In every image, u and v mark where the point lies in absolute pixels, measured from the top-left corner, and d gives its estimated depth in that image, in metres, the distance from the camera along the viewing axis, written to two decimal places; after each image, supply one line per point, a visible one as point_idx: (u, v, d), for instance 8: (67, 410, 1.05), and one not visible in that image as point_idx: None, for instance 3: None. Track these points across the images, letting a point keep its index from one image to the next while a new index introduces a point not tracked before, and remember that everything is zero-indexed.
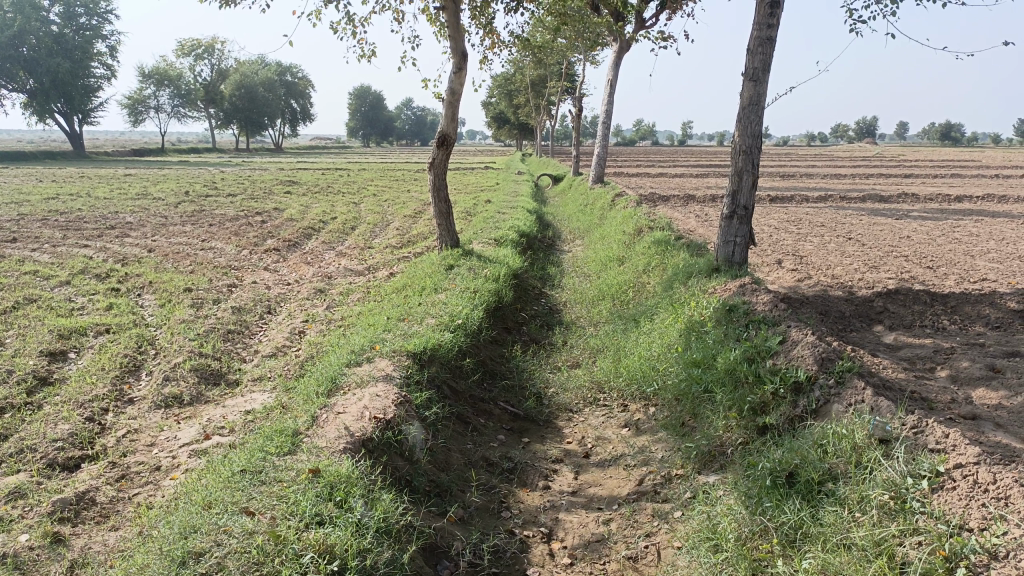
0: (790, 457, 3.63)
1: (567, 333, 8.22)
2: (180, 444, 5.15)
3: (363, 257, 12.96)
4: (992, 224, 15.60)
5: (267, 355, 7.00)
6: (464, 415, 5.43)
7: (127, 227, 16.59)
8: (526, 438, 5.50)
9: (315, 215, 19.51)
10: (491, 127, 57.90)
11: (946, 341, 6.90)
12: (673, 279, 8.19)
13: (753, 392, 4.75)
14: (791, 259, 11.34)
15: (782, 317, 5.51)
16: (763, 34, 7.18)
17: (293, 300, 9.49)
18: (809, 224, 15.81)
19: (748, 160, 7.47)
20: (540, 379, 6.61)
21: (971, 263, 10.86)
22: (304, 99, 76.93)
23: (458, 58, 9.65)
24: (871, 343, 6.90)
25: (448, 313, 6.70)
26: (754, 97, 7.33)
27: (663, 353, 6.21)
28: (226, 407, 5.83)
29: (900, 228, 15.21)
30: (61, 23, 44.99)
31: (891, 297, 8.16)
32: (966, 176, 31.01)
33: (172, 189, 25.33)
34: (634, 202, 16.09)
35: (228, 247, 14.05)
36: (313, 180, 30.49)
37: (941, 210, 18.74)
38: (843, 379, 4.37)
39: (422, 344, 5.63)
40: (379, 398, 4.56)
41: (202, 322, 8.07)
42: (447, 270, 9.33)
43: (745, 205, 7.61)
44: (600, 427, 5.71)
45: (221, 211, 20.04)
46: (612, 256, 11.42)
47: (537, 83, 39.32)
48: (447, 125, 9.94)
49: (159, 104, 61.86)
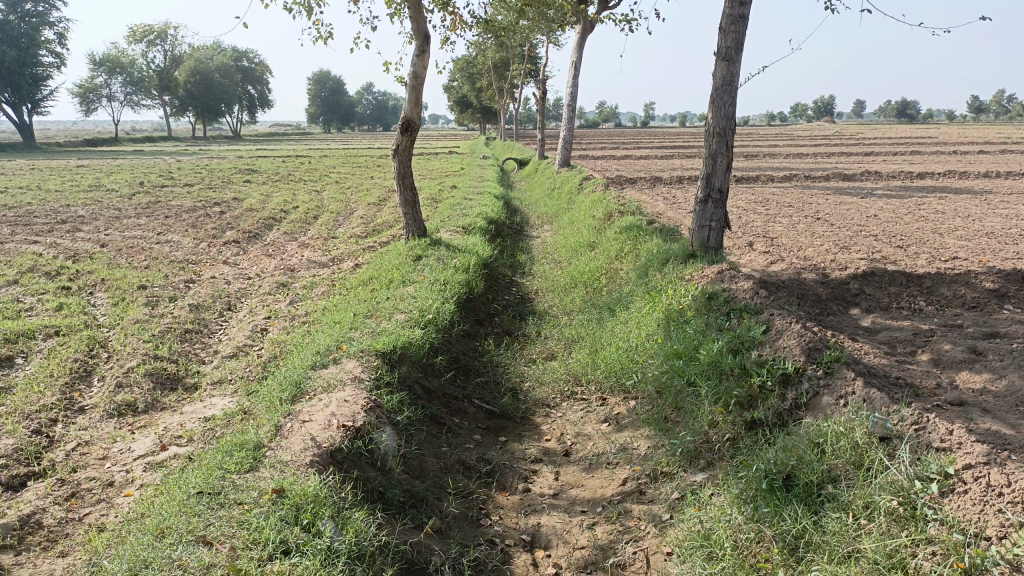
0: (785, 457, 3.44)
1: (540, 323, 7.99)
2: (135, 457, 4.82)
3: (326, 248, 12.58)
4: (955, 200, 15.74)
5: (227, 356, 6.66)
6: (437, 415, 5.17)
7: (79, 221, 15.95)
8: (503, 437, 5.27)
9: (276, 205, 19.01)
10: (454, 110, 57.32)
11: (925, 323, 6.81)
12: (647, 265, 8.00)
13: (739, 385, 4.56)
14: (762, 241, 11.26)
15: (764, 305, 5.34)
16: (735, 12, 6.97)
17: (254, 295, 9.11)
18: (776, 205, 15.79)
19: (722, 142, 7.27)
20: (514, 374, 6.38)
21: (940, 241, 10.87)
22: (262, 85, 75.45)
23: (420, 40, 9.30)
24: (849, 327, 6.78)
25: (418, 307, 6.42)
26: (727, 78, 7.13)
27: (642, 344, 6.01)
28: (184, 414, 5.50)
29: (866, 206, 15.25)
30: (6, 10, 43.49)
31: (867, 278, 8.07)
32: (926, 153, 31.44)
33: (126, 180, 24.55)
34: (602, 185, 15.89)
35: (186, 241, 13.57)
36: (273, 169, 29.81)
37: (905, 188, 18.88)
38: (832, 370, 4.23)
39: (391, 342, 5.34)
40: (347, 404, 4.28)
41: (158, 322, 7.68)
42: (415, 260, 9.03)
43: (720, 188, 7.43)
44: (579, 423, 5.50)
45: (178, 202, 19.43)
46: (583, 241, 11.22)
47: (499, 65, 38.89)
48: (410, 110, 9.59)
49: (112, 93, 60.11)
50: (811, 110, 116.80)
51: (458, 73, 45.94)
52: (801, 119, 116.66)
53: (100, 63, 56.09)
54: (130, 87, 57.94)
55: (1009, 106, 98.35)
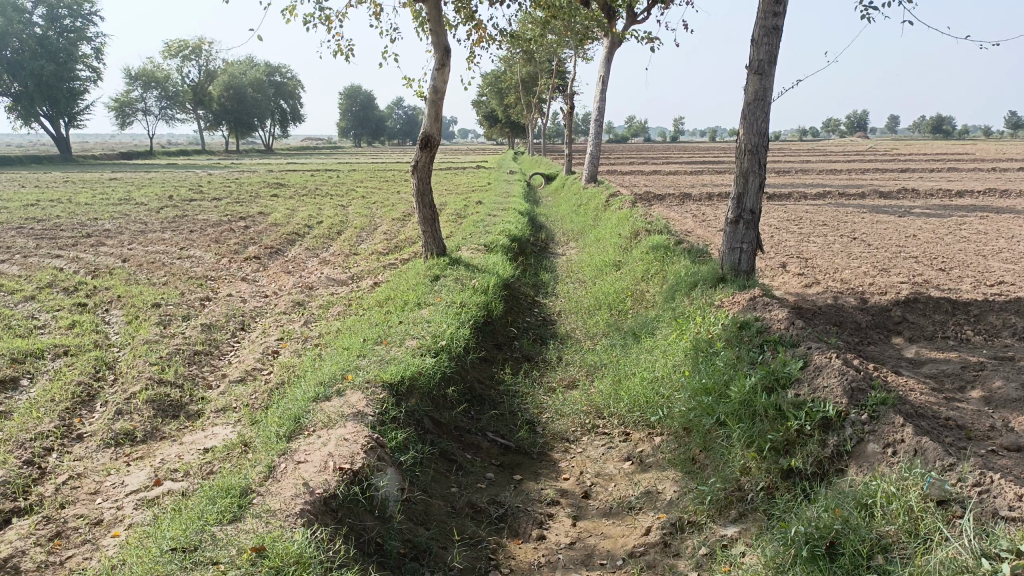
0: (828, 520, 3.07)
1: (561, 348, 7.63)
2: (127, 492, 4.56)
3: (347, 265, 12.37)
4: (998, 220, 15.15)
5: (234, 381, 6.39)
6: (447, 451, 4.83)
7: (104, 235, 15.93)
8: (518, 476, 4.92)
9: (300, 219, 18.91)
10: (482, 125, 57.36)
11: (973, 355, 6.35)
12: (675, 289, 7.61)
13: (775, 427, 4.19)
14: (795, 262, 10.81)
15: (801, 337, 4.96)
16: (769, 23, 6.62)
17: (269, 314, 8.87)
18: (810, 223, 15.32)
19: (754, 159, 6.89)
20: (533, 404, 6.03)
21: (984, 264, 10.35)
22: (294, 99, 76.29)
23: (441, 54, 9.05)
24: (891, 359, 6.34)
25: (431, 333, 6.11)
26: (760, 92, 6.76)
27: (669, 376, 5.64)
28: (183, 445, 5.24)
29: (903, 225, 14.72)
30: (45, 25, 44.38)
31: (910, 305, 7.60)
32: (963, 169, 30.69)
33: (155, 193, 24.65)
34: (629, 202, 15.53)
35: (207, 256, 13.41)
36: (300, 182, 29.84)
37: (944, 206, 18.30)
38: (877, 415, 3.86)
39: (399, 373, 5.01)
40: (347, 443, 3.96)
41: (168, 342, 7.45)
42: (433, 280, 8.74)
43: (752, 209, 7.04)
44: (600, 460, 5.14)
45: (204, 216, 19.39)
46: (608, 260, 10.87)
47: (527, 81, 38.75)
48: (430, 125, 9.33)
49: (147, 107, 61.00)
50: (844, 126, 115.34)
51: (486, 87, 45.96)
52: (832, 135, 115.33)
53: (136, 78, 57.03)
54: (165, 101, 58.76)
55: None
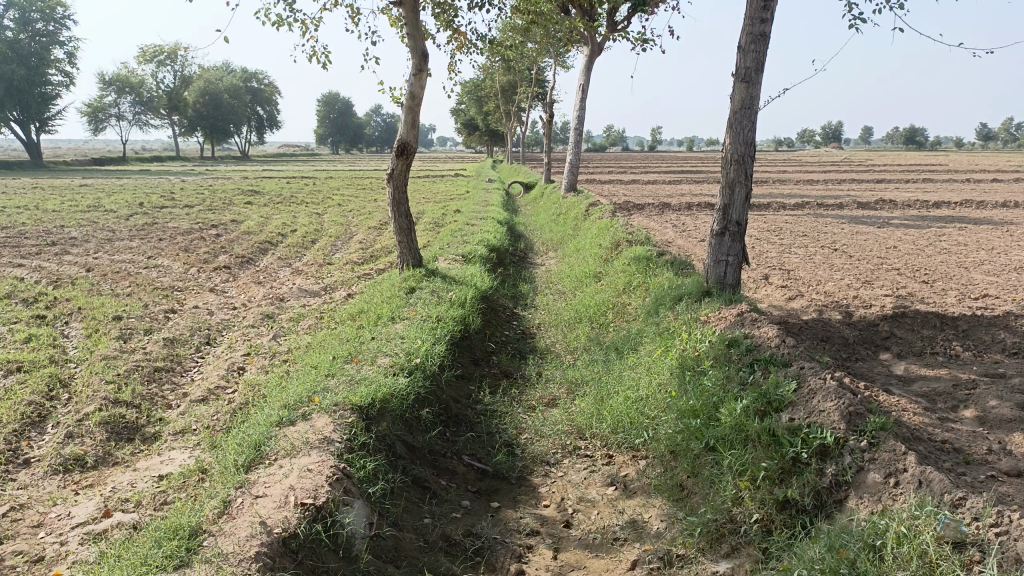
0: (834, 564, 2.83)
1: (541, 363, 7.36)
2: (73, 525, 4.20)
3: (320, 275, 12.02)
4: (976, 232, 15.16)
5: (196, 400, 6.05)
6: (421, 478, 4.53)
7: (69, 243, 15.42)
8: (495, 503, 4.62)
9: (274, 227, 18.51)
10: (461, 133, 57.13)
11: (964, 372, 6.17)
12: (658, 302, 7.37)
13: (769, 455, 3.95)
14: (778, 274, 10.66)
15: (793, 357, 4.74)
16: (756, 31, 6.44)
17: (237, 328, 8.51)
18: (790, 234, 15.22)
19: (741, 170, 6.68)
20: (512, 425, 5.74)
21: (968, 277, 10.25)
22: (270, 106, 75.69)
23: (418, 59, 8.78)
24: (881, 376, 6.14)
25: (405, 350, 5.81)
26: (746, 101, 6.57)
27: (655, 396, 5.39)
28: (137, 471, 4.89)
29: (883, 236, 14.68)
30: (16, 28, 43.49)
31: (897, 320, 7.42)
32: (937, 180, 31.01)
33: (126, 200, 24.08)
34: (609, 211, 15.34)
35: (175, 266, 12.99)
36: (275, 190, 29.37)
37: (922, 217, 18.34)
38: (877, 442, 3.66)
39: (369, 394, 4.70)
40: (310, 475, 3.63)
41: (127, 358, 7.07)
42: (408, 293, 8.43)
43: (738, 220, 6.83)
44: (582, 485, 4.86)
45: (175, 224, 18.91)
46: (589, 272, 10.64)
47: (507, 89, 38.59)
48: (407, 132, 9.04)
49: (121, 112, 60.05)
50: (819, 136, 116.60)
51: (465, 95, 45.82)
52: (808, 145, 116.60)
53: (110, 82, 56.16)
54: (139, 106, 57.87)
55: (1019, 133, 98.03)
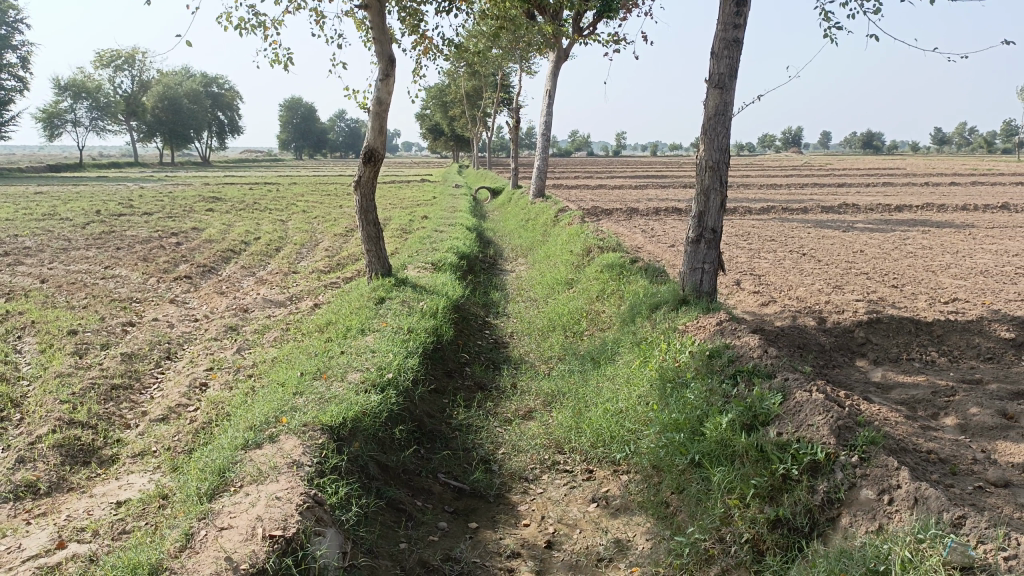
0: None
1: (516, 374, 7.19)
2: (23, 558, 3.88)
3: (285, 284, 11.71)
4: (939, 235, 15.37)
5: (156, 420, 5.77)
6: (395, 500, 4.32)
7: (22, 253, 14.88)
8: (473, 524, 4.43)
9: (237, 235, 18.11)
10: (427, 138, 56.83)
11: (942, 378, 6.13)
12: (634, 311, 7.25)
13: (758, 472, 3.83)
14: (750, 279, 10.63)
15: (776, 368, 4.64)
16: (729, 36, 6.35)
17: (199, 341, 8.21)
18: (758, 238, 15.28)
19: (715, 176, 6.60)
20: (488, 440, 5.55)
21: (936, 280, 10.32)
22: (232, 111, 74.65)
23: (385, 64, 8.57)
24: (860, 382, 6.08)
25: (376, 365, 5.59)
26: (720, 107, 6.48)
27: (635, 409, 5.26)
28: (93, 498, 4.61)
29: (850, 240, 14.79)
30: None
31: (872, 326, 7.38)
32: (898, 184, 31.52)
33: (82, 208, 23.44)
34: (578, 216, 15.26)
35: (133, 276, 12.58)
36: (237, 196, 28.85)
37: (885, 220, 18.57)
38: (868, 456, 3.57)
39: (340, 414, 4.48)
40: (279, 503, 3.41)
41: (83, 375, 6.74)
42: (378, 303, 8.21)
43: (713, 227, 6.74)
44: (563, 503, 4.69)
45: (133, 232, 18.41)
46: (560, 279, 10.51)
47: (472, 94, 38.46)
48: (374, 138, 8.81)
49: (77, 117, 58.69)
50: (781, 141, 118.31)
51: (431, 101, 45.64)
52: (769, 150, 118.56)
53: (66, 87, 54.78)
54: (96, 112, 56.60)
55: (972, 137, 100.61)
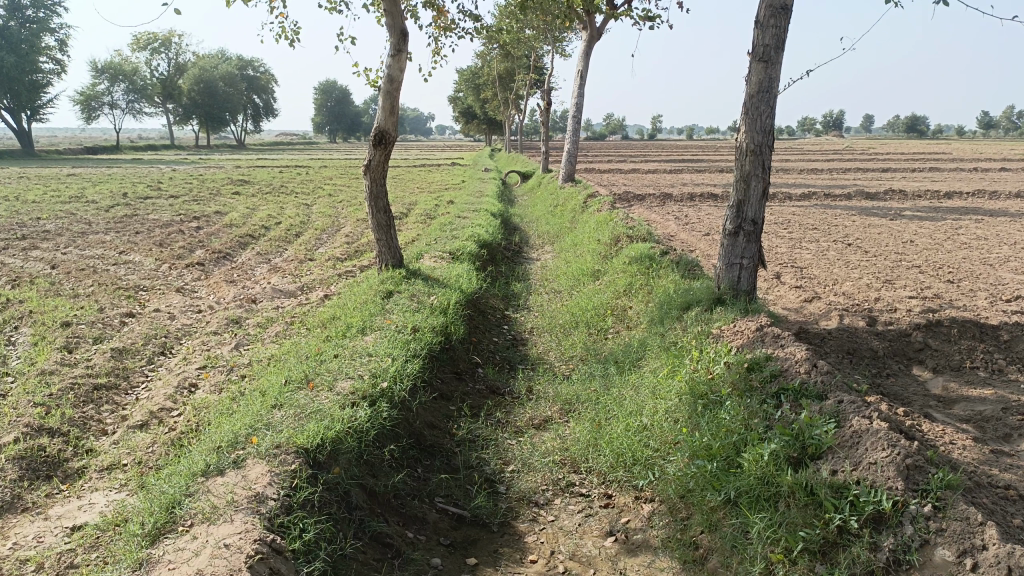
0: None
1: (533, 376, 6.57)
2: None
3: (298, 273, 11.22)
4: (995, 224, 14.40)
5: (134, 426, 5.28)
6: (381, 534, 3.74)
7: (40, 237, 14.58)
8: (471, 560, 3.82)
9: (259, 219, 17.69)
10: (459, 120, 56.15)
11: (1013, 391, 5.37)
12: (663, 309, 6.58)
13: (808, 522, 3.21)
14: (791, 272, 9.86)
15: (828, 387, 3.98)
16: (775, 2, 5.62)
17: (198, 335, 7.72)
18: (799, 226, 14.45)
19: (757, 161, 5.88)
20: (495, 456, 4.95)
21: (995, 275, 9.45)
22: (267, 94, 74.90)
23: (397, 38, 7.94)
24: (919, 396, 5.35)
25: (371, 373, 5.01)
26: (764, 83, 5.75)
27: (662, 425, 4.64)
28: (48, 521, 4.11)
29: (898, 229, 13.87)
30: (6, 15, 42.50)
31: (931, 329, 6.60)
32: (945, 168, 30.20)
33: (110, 190, 23.23)
34: (608, 203, 14.56)
35: (147, 262, 12.18)
36: (266, 179, 28.59)
37: (935, 208, 17.55)
38: (944, 506, 2.94)
39: (319, 434, 3.93)
40: (224, 555, 2.88)
41: (66, 372, 6.27)
42: (386, 296, 7.65)
43: (754, 219, 6.04)
44: (576, 535, 4.09)
45: (155, 216, 18.08)
46: (586, 270, 9.84)
47: (505, 75, 37.75)
48: (384, 119, 8.20)
49: (115, 101, 59.06)
50: (821, 124, 115.52)
51: (463, 84, 45.04)
52: (808, 134, 115.97)
53: (104, 71, 54.98)
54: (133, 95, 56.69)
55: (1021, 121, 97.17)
